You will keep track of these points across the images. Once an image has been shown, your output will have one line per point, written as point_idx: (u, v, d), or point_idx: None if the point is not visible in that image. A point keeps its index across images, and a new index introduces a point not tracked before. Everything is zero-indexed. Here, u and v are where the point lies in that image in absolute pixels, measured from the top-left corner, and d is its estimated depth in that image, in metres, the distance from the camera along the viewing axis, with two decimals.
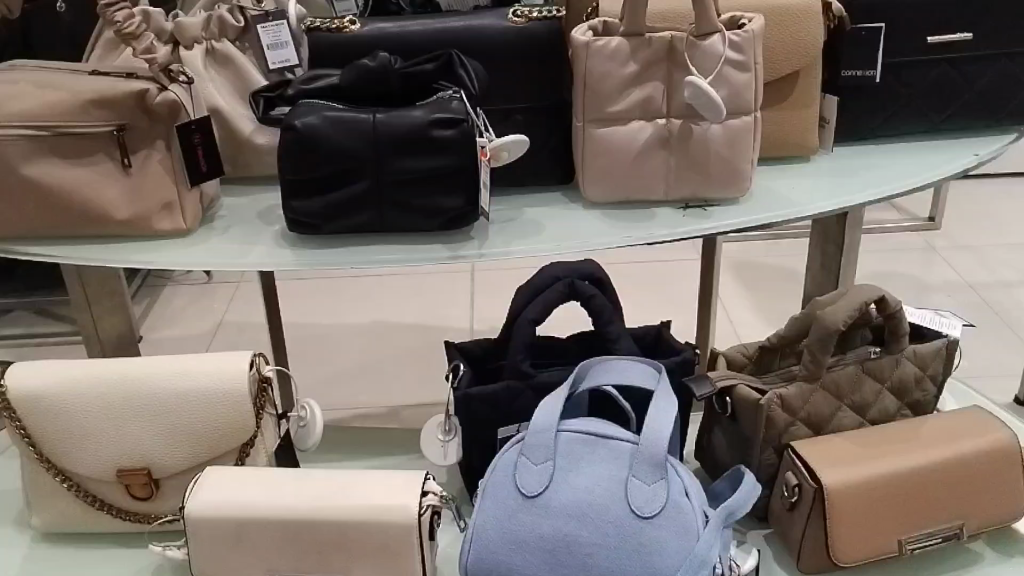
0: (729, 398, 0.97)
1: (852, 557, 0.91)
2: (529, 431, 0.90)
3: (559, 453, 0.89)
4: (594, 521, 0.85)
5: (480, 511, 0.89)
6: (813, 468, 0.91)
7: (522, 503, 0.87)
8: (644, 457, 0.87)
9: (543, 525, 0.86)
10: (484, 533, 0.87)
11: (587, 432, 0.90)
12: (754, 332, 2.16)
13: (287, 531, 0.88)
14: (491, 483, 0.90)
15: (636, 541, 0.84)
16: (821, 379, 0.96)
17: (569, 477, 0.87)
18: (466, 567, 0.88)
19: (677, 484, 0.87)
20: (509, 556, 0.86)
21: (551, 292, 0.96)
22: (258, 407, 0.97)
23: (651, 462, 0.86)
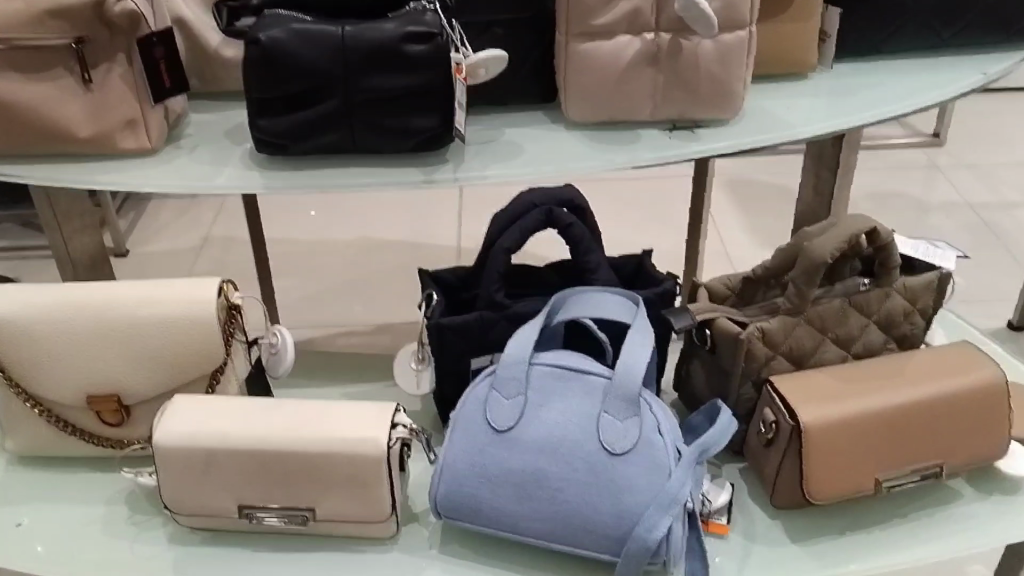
0: (709, 331, 0.95)
1: (829, 494, 0.89)
2: (500, 363, 0.87)
3: (531, 387, 0.87)
4: (565, 457, 0.84)
5: (451, 443, 0.88)
6: (792, 404, 0.89)
7: (492, 436, 0.86)
8: (617, 393, 0.84)
9: (513, 459, 0.85)
10: (454, 465, 0.87)
11: (561, 364, 0.87)
12: (747, 251, 2.13)
13: (255, 463, 0.87)
14: (462, 414, 0.88)
15: (606, 478, 0.83)
16: (805, 313, 0.93)
17: (540, 411, 0.85)
18: (437, 497, 0.88)
19: (651, 420, 0.85)
20: (479, 488, 0.86)
21: (527, 220, 0.93)
22: (228, 334, 0.96)
23: (625, 398, 0.84)
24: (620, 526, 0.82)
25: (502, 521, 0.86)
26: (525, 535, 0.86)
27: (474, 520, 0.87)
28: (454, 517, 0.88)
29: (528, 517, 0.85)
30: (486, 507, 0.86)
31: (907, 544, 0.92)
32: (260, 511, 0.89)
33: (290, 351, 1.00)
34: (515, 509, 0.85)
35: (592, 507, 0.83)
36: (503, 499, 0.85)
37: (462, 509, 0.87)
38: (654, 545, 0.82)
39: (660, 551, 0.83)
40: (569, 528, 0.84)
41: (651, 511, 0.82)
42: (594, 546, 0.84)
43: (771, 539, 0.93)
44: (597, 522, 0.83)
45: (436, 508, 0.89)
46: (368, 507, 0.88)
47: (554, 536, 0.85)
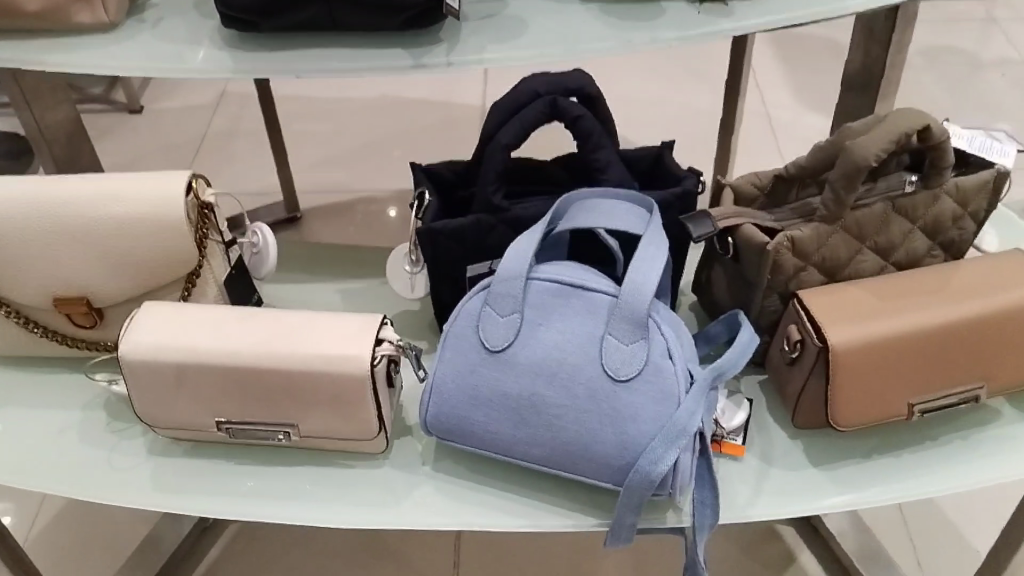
0: (732, 238, 0.86)
1: (854, 420, 0.81)
2: (496, 277, 0.80)
3: (529, 305, 0.79)
4: (564, 383, 0.77)
5: (442, 360, 0.81)
6: (819, 323, 0.80)
7: (486, 356, 0.79)
8: (621, 315, 0.76)
9: (507, 382, 0.78)
10: (445, 385, 0.80)
11: (562, 280, 0.80)
12: (786, 115, 1.98)
13: (231, 379, 0.80)
14: (455, 331, 0.82)
15: (608, 407, 0.76)
16: (841, 220, 0.83)
17: (537, 332, 0.78)
18: (428, 418, 0.82)
19: (660, 344, 0.77)
20: (472, 411, 0.80)
21: (529, 111, 0.82)
22: (201, 234, 0.88)
23: (630, 321, 0.76)
24: (622, 457, 0.76)
25: (496, 445, 0.80)
26: (522, 460, 0.81)
27: (468, 442, 0.82)
28: (446, 438, 0.83)
29: (524, 442, 0.79)
30: (480, 430, 0.80)
31: (936, 470, 0.85)
32: (241, 426, 0.83)
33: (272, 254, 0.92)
34: (510, 434, 0.79)
35: (592, 436, 0.76)
36: (498, 424, 0.79)
37: (454, 430, 0.81)
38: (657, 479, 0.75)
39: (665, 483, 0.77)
40: (567, 456, 0.78)
41: (655, 444, 0.75)
42: (594, 475, 0.78)
43: (789, 462, 0.87)
44: (596, 452, 0.77)
45: (428, 427, 0.83)
46: (355, 425, 0.82)
47: (552, 463, 0.79)
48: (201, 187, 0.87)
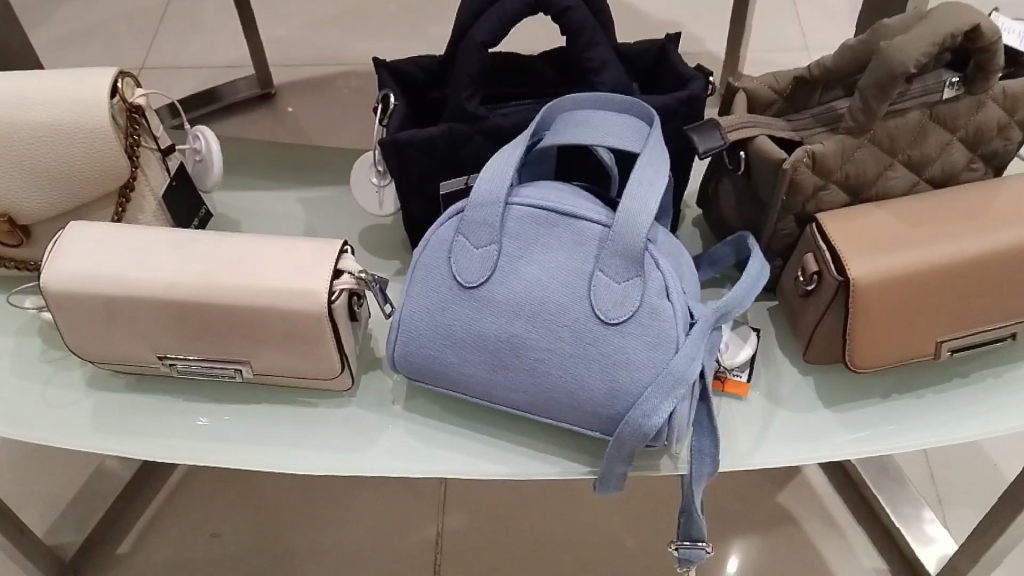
0: (744, 153, 0.74)
1: (874, 363, 0.72)
2: (470, 202, 0.69)
3: (507, 233, 0.69)
4: (547, 325, 0.67)
5: (409, 293, 0.71)
6: (841, 255, 0.70)
7: (459, 292, 0.69)
8: (614, 248, 0.66)
9: (483, 322, 0.68)
10: (413, 322, 0.70)
11: (546, 205, 0.69)
12: None
13: (170, 315, 0.71)
14: (423, 259, 0.71)
15: (598, 352, 0.66)
16: (870, 132, 0.71)
17: (517, 265, 0.68)
18: (395, 356, 0.72)
19: (658, 281, 0.67)
20: (443, 351, 0.70)
21: (508, 2, 0.70)
22: (131, 142, 0.75)
23: (624, 256, 0.66)
24: (613, 407, 0.67)
25: (472, 388, 0.71)
26: (501, 404, 0.71)
27: (441, 383, 0.72)
28: (417, 377, 0.73)
29: (503, 387, 0.70)
30: (454, 372, 0.71)
31: (959, 411, 0.78)
32: (189, 362, 0.74)
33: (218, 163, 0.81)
34: (488, 378, 0.70)
35: (579, 384, 0.67)
36: (474, 366, 0.69)
37: (425, 370, 0.72)
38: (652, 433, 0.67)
39: (662, 434, 0.68)
40: (552, 404, 0.69)
41: (651, 394, 0.65)
42: (582, 424, 0.69)
43: (799, 402, 0.79)
44: (584, 400, 0.67)
45: (395, 365, 0.73)
46: (314, 364, 0.73)
47: (535, 410, 0.70)
48: (127, 87, 0.75)
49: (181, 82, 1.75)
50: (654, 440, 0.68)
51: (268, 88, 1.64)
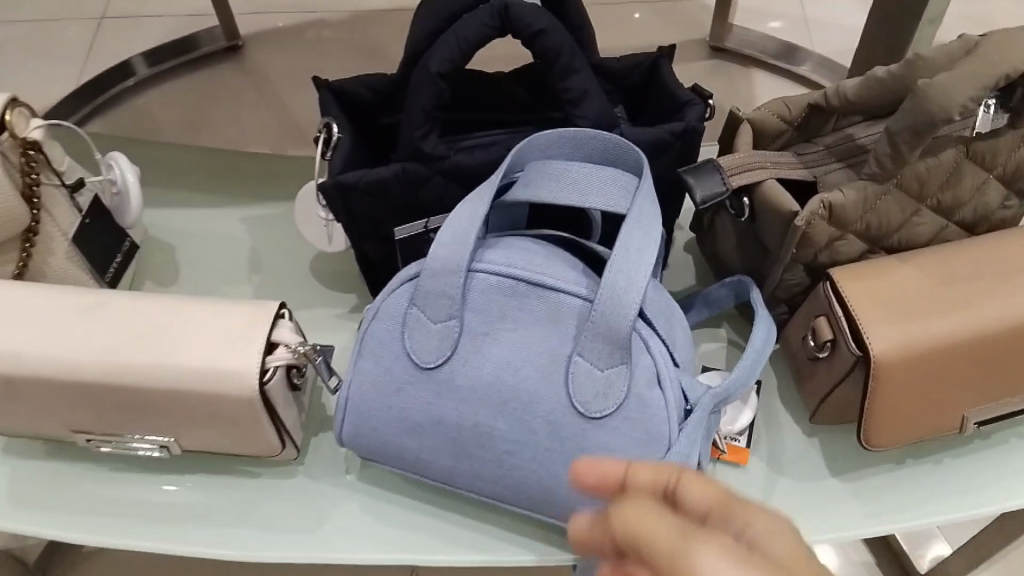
0: (748, 198, 0.64)
1: (890, 442, 0.63)
2: (426, 271, 0.59)
3: (470, 306, 0.59)
4: (518, 416, 0.57)
5: (357, 370, 0.61)
6: (861, 326, 0.60)
7: (415, 373, 0.59)
8: (595, 330, 0.56)
9: (443, 410, 0.59)
10: (361, 404, 0.61)
11: (515, 272, 0.59)
12: None
13: (78, 394, 0.60)
14: (373, 331, 0.61)
15: (576, 447, 0.57)
16: (897, 178, 0.61)
17: (482, 345, 0.59)
18: (343, 437, 0.63)
19: (646, 366, 0.58)
20: (397, 439, 0.60)
21: (470, 23, 0.60)
22: (30, 180, 0.64)
23: (607, 339, 0.56)
24: (594, 506, 0.58)
25: (432, 476, 0.62)
26: (466, 493, 0.62)
27: (397, 467, 0.63)
28: (370, 459, 0.64)
29: (468, 479, 0.60)
30: (411, 460, 0.61)
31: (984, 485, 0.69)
32: (111, 439, 0.65)
33: (136, 202, 0.73)
34: (450, 470, 0.60)
35: (555, 482, 0.58)
36: (433, 457, 0.60)
37: (378, 455, 0.62)
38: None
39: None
40: (524, 499, 0.60)
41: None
42: (558, 519, 0.61)
43: (803, 470, 0.71)
44: (561, 499, 0.58)
45: (344, 445, 0.64)
46: (250, 444, 0.63)
47: (505, 502, 0.61)
48: (16, 121, 0.63)
49: (142, 32, 1.60)
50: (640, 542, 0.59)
51: (234, 40, 1.50)
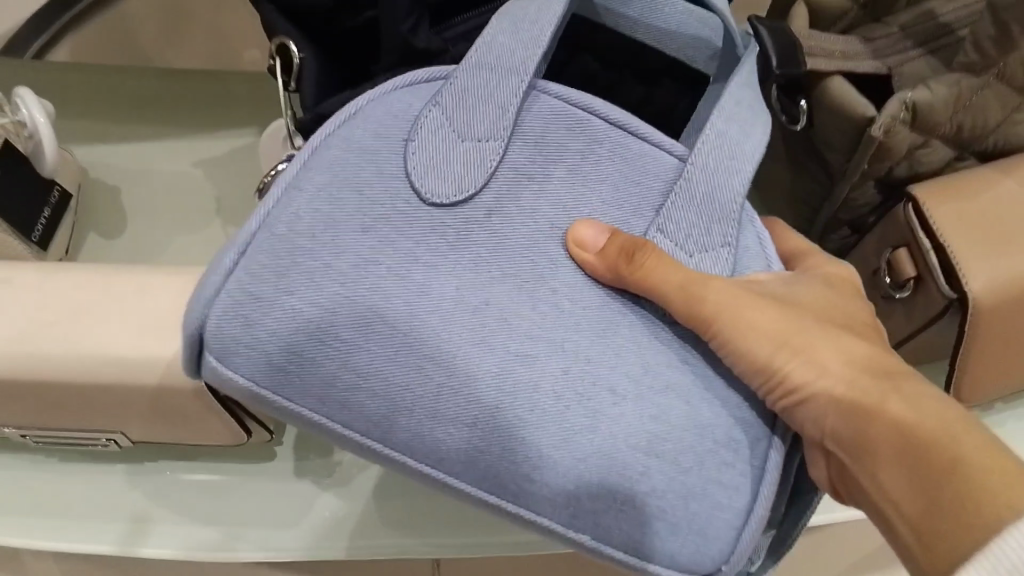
0: (806, 102, 0.50)
1: (981, 396, 0.51)
2: (461, 64, 0.38)
3: (513, 141, 0.38)
4: (573, 303, 0.37)
5: (277, 219, 0.35)
6: (951, 255, 0.48)
7: (406, 229, 0.36)
8: (690, 191, 0.38)
9: (445, 287, 0.35)
10: (287, 265, 0.34)
11: (585, 112, 0.39)
12: None
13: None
14: (311, 172, 0.36)
15: (647, 380, 0.36)
16: (1002, 64, 0.47)
17: (524, 198, 0.37)
18: (210, 330, 0.34)
19: (759, 258, 0.40)
20: (343, 336, 0.34)
21: None
22: None
23: (701, 209, 0.38)
24: (648, 492, 0.35)
25: (366, 417, 0.35)
26: (404, 456, 0.35)
27: (290, 391, 0.35)
28: (230, 361, 0.35)
29: (440, 425, 0.34)
30: (347, 377, 0.35)
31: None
32: (50, 432, 0.54)
33: (51, 152, 0.60)
34: (418, 399, 0.34)
35: (609, 437, 0.35)
36: (398, 368, 0.34)
37: (264, 354, 0.34)
38: (696, 540, 0.35)
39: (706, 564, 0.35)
40: (522, 474, 0.34)
41: (724, 467, 0.36)
42: (567, 519, 0.35)
43: None
44: (601, 471, 0.34)
45: (206, 338, 0.35)
46: (210, 434, 0.52)
47: (478, 482, 0.35)
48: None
49: None
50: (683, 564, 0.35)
51: None
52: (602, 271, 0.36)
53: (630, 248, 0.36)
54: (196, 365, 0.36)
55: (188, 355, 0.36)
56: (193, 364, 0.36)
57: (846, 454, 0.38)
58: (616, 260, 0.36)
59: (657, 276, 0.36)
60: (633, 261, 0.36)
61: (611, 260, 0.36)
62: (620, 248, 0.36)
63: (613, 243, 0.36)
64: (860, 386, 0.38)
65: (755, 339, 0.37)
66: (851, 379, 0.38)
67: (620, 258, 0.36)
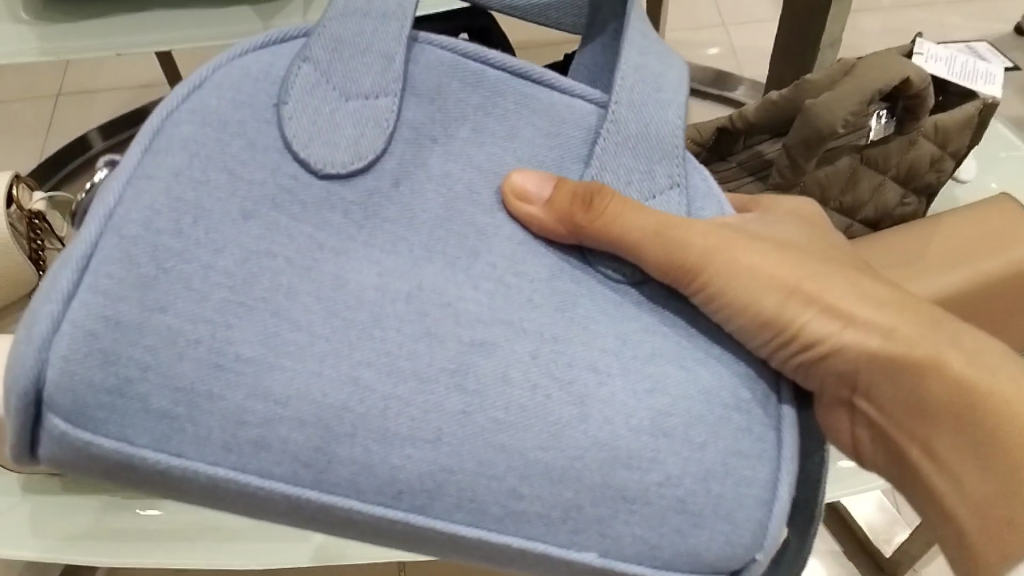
0: None
1: None
2: (325, 30, 0.40)
3: (403, 101, 0.41)
4: (512, 274, 0.40)
5: (122, 224, 0.36)
6: None
7: (305, 216, 0.38)
8: (622, 136, 0.42)
9: (369, 274, 0.38)
10: (154, 264, 0.36)
11: (485, 65, 0.43)
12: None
13: None
14: (162, 158, 0.37)
15: (633, 354, 0.40)
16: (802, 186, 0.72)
17: (432, 163, 0.41)
18: (52, 375, 0.35)
19: (707, 198, 0.46)
20: (227, 332, 0.36)
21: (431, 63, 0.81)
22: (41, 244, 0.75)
23: (635, 153, 0.43)
24: (647, 465, 0.39)
25: (285, 458, 0.36)
26: (351, 501, 0.37)
27: (160, 442, 0.36)
28: (90, 425, 0.35)
29: (382, 441, 0.37)
30: (258, 412, 0.36)
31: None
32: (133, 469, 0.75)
33: None
34: (366, 418, 0.37)
35: (544, 423, 0.38)
36: (327, 388, 0.37)
37: (141, 405, 0.36)
38: (725, 527, 0.40)
39: (744, 547, 0.40)
40: (510, 493, 0.38)
41: (743, 435, 0.40)
42: (571, 535, 0.38)
43: None
44: (608, 472, 0.38)
45: (42, 397, 0.35)
46: None
47: (465, 516, 0.38)
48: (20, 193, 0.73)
49: (98, 106, 1.68)
50: (732, 555, 0.40)
51: None
52: (553, 223, 0.40)
53: (581, 193, 0.40)
54: (41, 430, 0.36)
55: (23, 427, 0.36)
56: (42, 442, 0.36)
57: (898, 409, 0.47)
58: (569, 207, 0.40)
59: (614, 212, 0.40)
60: (588, 206, 0.40)
61: (563, 207, 0.40)
62: (572, 192, 0.40)
63: (557, 192, 0.40)
64: (891, 338, 0.46)
65: (771, 305, 0.44)
66: (883, 333, 0.46)
67: (572, 202, 0.40)
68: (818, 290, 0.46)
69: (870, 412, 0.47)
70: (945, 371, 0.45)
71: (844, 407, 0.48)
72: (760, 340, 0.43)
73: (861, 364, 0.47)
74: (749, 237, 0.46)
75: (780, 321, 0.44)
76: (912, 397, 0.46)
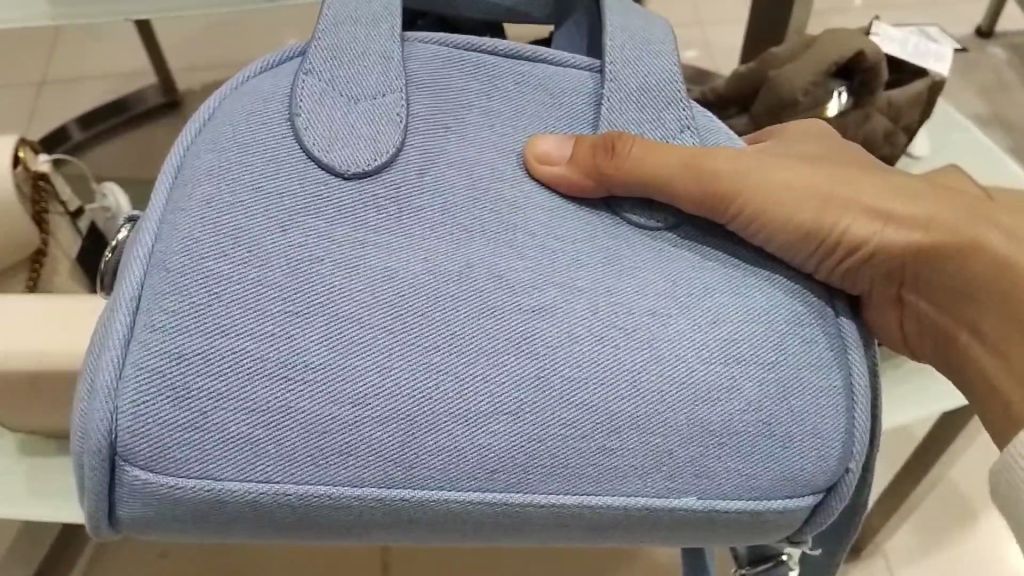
0: None
1: None
2: (313, 51, 0.52)
3: (410, 94, 0.52)
4: (556, 240, 0.50)
5: (158, 259, 0.45)
6: None
7: (343, 220, 0.48)
8: (619, 86, 0.54)
9: (415, 266, 0.48)
10: (208, 291, 0.45)
11: (476, 51, 0.55)
12: None
13: None
14: (187, 197, 0.47)
15: (688, 292, 0.50)
16: None
17: (451, 148, 0.51)
18: (123, 425, 0.44)
19: (711, 130, 0.57)
20: (284, 343, 0.45)
21: None
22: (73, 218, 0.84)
23: (640, 99, 0.55)
24: (717, 400, 0.48)
25: (366, 455, 0.45)
26: (445, 491, 0.46)
27: (234, 469, 0.45)
28: (164, 471, 0.44)
29: (453, 424, 0.46)
30: (332, 411, 0.45)
31: (920, 395, 0.88)
32: None
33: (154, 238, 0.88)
34: (440, 394, 0.46)
35: (576, 403, 0.47)
36: (398, 375, 0.46)
37: (213, 431, 0.44)
38: (816, 441, 0.50)
39: (835, 458, 0.50)
40: (593, 454, 0.47)
41: (811, 346, 0.50)
42: (667, 482, 0.48)
43: None
44: (690, 407, 0.48)
45: (117, 452, 0.44)
46: None
47: (561, 485, 0.47)
48: (28, 155, 0.84)
49: (80, 94, 1.68)
50: (827, 469, 0.50)
51: (173, 94, 1.64)
52: (577, 175, 0.50)
53: (598, 145, 0.51)
54: (119, 484, 0.45)
55: (104, 484, 0.45)
56: (121, 501, 0.46)
57: (943, 292, 0.54)
58: (591, 160, 0.50)
59: (632, 155, 0.51)
60: (606, 158, 0.50)
61: (583, 160, 0.50)
62: (590, 145, 0.51)
63: (576, 150, 0.50)
64: (924, 231, 0.54)
65: (808, 217, 0.53)
66: (908, 233, 0.54)
67: (592, 152, 0.50)
68: (853, 200, 0.55)
69: (917, 304, 0.55)
70: (982, 250, 0.52)
71: (895, 305, 0.56)
72: (802, 251, 0.52)
73: (904, 260, 0.54)
74: (785, 160, 0.56)
75: (818, 230, 0.53)
76: (954, 284, 0.54)
